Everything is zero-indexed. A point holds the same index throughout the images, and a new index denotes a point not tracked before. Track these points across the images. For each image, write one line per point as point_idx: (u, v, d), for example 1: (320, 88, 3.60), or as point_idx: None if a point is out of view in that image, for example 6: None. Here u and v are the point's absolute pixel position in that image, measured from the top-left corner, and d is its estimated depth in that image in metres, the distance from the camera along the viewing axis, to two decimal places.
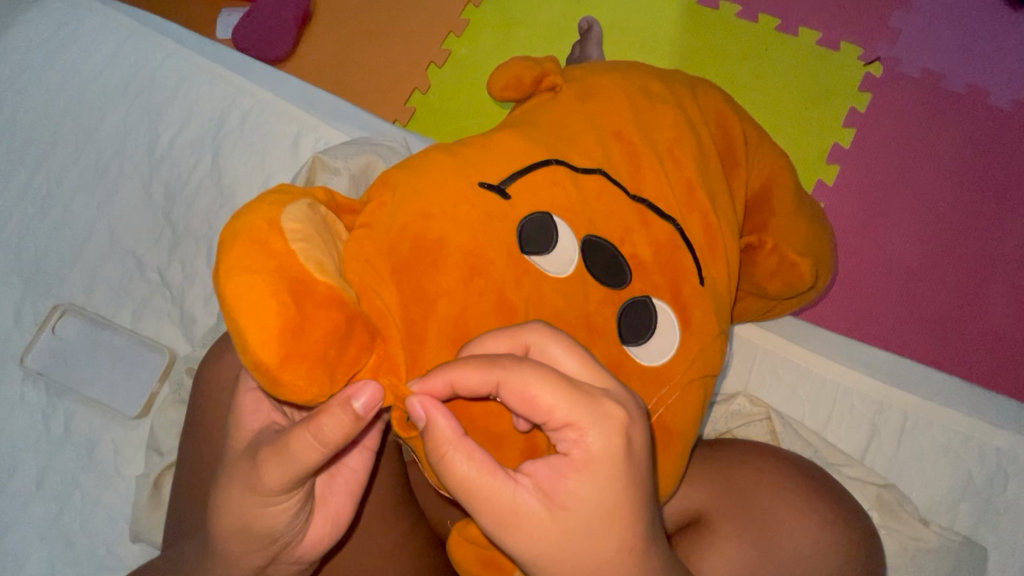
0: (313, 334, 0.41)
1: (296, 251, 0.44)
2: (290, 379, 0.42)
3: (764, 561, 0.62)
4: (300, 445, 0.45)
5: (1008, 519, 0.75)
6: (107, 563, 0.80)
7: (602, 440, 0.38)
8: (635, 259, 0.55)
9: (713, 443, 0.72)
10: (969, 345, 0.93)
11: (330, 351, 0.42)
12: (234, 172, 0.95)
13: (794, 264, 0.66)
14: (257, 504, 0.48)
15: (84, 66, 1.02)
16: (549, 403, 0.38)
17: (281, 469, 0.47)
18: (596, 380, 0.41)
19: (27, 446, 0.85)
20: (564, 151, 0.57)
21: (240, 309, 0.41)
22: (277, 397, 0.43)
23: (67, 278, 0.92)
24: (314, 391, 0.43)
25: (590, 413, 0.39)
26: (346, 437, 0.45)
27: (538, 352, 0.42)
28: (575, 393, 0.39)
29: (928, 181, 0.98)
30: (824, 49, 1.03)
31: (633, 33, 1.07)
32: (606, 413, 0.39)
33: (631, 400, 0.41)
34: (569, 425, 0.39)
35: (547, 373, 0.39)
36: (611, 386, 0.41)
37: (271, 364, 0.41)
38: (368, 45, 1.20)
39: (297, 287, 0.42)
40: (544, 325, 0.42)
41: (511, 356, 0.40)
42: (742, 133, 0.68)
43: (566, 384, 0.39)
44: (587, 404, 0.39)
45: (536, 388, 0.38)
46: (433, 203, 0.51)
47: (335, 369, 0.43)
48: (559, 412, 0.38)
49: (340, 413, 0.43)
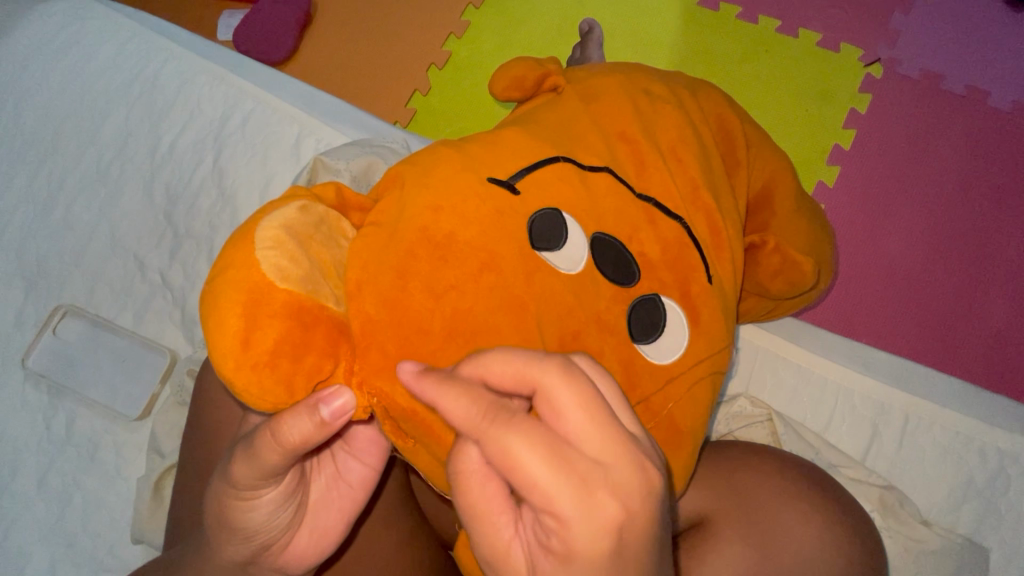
0: (264, 344, 0.44)
1: (259, 259, 0.45)
2: (244, 385, 0.44)
3: (764, 565, 0.62)
4: (262, 444, 0.46)
5: (1009, 520, 0.75)
6: (108, 564, 0.80)
7: (585, 539, 0.30)
8: (643, 257, 0.55)
9: (714, 447, 0.72)
10: (970, 346, 0.93)
11: (283, 359, 0.44)
12: (234, 173, 0.95)
13: (797, 263, 0.66)
14: (228, 496, 0.49)
15: (86, 67, 1.02)
16: (527, 479, 0.30)
17: (247, 464, 0.47)
18: (604, 455, 0.31)
19: (29, 448, 0.85)
20: (570, 149, 0.57)
21: (211, 319, 0.44)
22: (245, 401, 0.46)
23: (70, 279, 0.92)
24: (270, 398, 0.45)
25: (576, 504, 0.29)
26: (303, 441, 0.45)
27: (545, 400, 0.31)
28: (562, 474, 0.30)
29: (928, 182, 0.98)
30: (824, 50, 1.04)
31: (634, 34, 1.08)
32: (597, 507, 0.30)
33: (642, 487, 0.31)
34: (548, 511, 0.30)
35: (535, 439, 0.30)
36: (622, 464, 0.31)
37: (226, 371, 0.44)
38: (369, 46, 1.20)
39: (260, 296, 0.44)
40: (564, 360, 0.32)
41: (503, 410, 0.31)
42: (743, 133, 0.68)
43: (555, 457, 0.30)
44: (576, 489, 0.30)
45: (515, 456, 0.30)
46: (442, 199, 0.51)
47: (292, 377, 0.45)
48: (536, 494, 0.30)
49: (302, 412, 0.44)
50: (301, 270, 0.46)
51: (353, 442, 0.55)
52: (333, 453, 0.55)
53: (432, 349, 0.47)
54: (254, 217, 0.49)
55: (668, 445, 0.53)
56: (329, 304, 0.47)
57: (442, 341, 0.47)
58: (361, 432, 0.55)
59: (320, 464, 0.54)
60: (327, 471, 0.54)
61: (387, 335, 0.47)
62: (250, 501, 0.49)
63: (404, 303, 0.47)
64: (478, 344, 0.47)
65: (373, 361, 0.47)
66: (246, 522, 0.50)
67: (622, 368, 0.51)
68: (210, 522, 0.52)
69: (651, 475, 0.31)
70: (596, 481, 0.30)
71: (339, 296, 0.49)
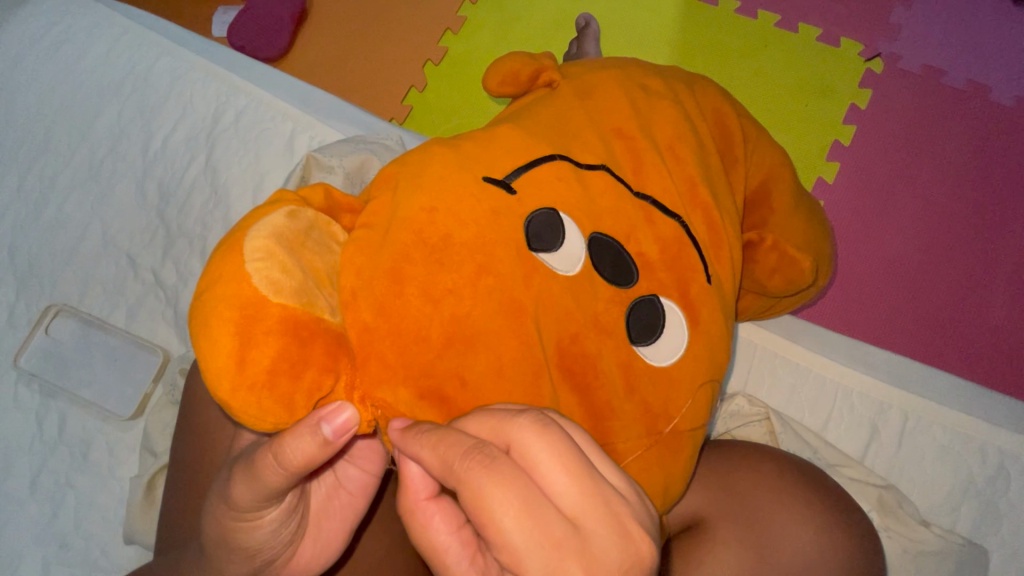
0: (260, 363, 0.43)
1: (252, 275, 0.44)
2: (241, 406, 0.44)
3: (762, 564, 0.61)
4: (263, 464, 0.44)
5: (1009, 519, 0.75)
6: (101, 564, 0.80)
7: None
8: (641, 258, 0.54)
9: (715, 445, 0.71)
10: (970, 343, 0.92)
11: (282, 378, 0.43)
12: (228, 171, 0.94)
13: (795, 260, 0.65)
14: (229, 516, 0.48)
15: (78, 63, 1.00)
16: (502, 530, 0.31)
17: (248, 486, 0.46)
18: (584, 519, 0.31)
19: (20, 448, 0.84)
20: (567, 146, 0.56)
21: (203, 339, 0.43)
22: (245, 422, 0.45)
23: (62, 278, 0.91)
24: (270, 418, 0.44)
25: (541, 564, 0.30)
26: (306, 462, 0.43)
27: (518, 456, 0.33)
28: (530, 528, 0.31)
29: (928, 178, 0.97)
30: (824, 45, 1.02)
31: (632, 30, 1.07)
32: (561, 569, 0.30)
33: (619, 555, 0.31)
34: (516, 564, 0.31)
35: (511, 493, 0.31)
36: (601, 535, 0.31)
37: (222, 393, 0.43)
38: (364, 41, 1.19)
39: (253, 310, 0.43)
40: (535, 414, 0.34)
41: (483, 452, 0.33)
42: (741, 129, 0.68)
43: (525, 510, 0.31)
44: (543, 546, 0.31)
45: (494, 507, 0.31)
46: (436, 199, 0.50)
47: (292, 395, 0.44)
48: (507, 548, 0.31)
49: (303, 432, 0.42)
50: (294, 281, 0.45)
51: (352, 452, 0.54)
52: (334, 464, 0.54)
53: (430, 353, 0.46)
54: (241, 228, 0.47)
55: (668, 448, 0.52)
56: (324, 315, 0.46)
57: (440, 347, 0.46)
58: (362, 442, 0.54)
59: (321, 476, 0.53)
60: (327, 480, 0.54)
61: (384, 342, 0.46)
62: (253, 521, 0.48)
63: (399, 307, 0.46)
64: (476, 349, 0.47)
65: (372, 370, 0.46)
66: (248, 542, 0.49)
67: (621, 371, 0.51)
68: (211, 542, 0.51)
69: (633, 540, 0.32)
70: (567, 542, 0.31)
71: (334, 304, 0.48)
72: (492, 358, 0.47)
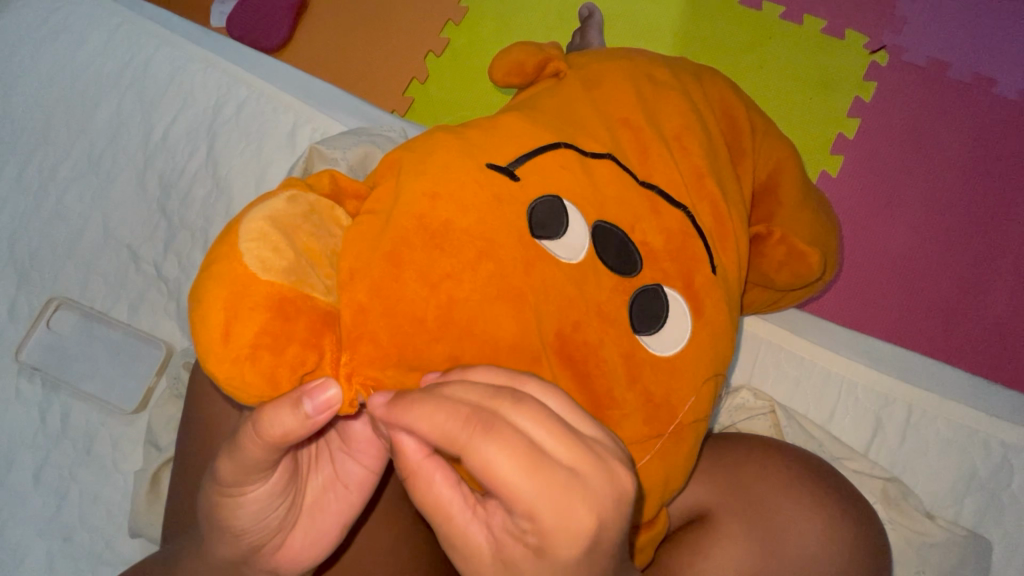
0: (244, 337, 0.43)
1: (243, 253, 0.44)
2: (224, 376, 0.43)
3: (768, 561, 0.61)
4: (245, 435, 0.44)
5: (1012, 512, 0.75)
6: (106, 558, 0.79)
7: (561, 535, 0.32)
8: (645, 248, 0.53)
9: (721, 439, 0.71)
10: (972, 337, 0.93)
11: (264, 352, 0.43)
12: (229, 163, 0.93)
13: (803, 254, 0.65)
14: (218, 492, 0.49)
15: (76, 54, 1.00)
16: (514, 486, 0.32)
17: (232, 459, 0.46)
18: (580, 465, 0.33)
19: (23, 442, 0.83)
20: (572, 135, 0.56)
21: (197, 316, 0.44)
22: (232, 395, 0.45)
23: (63, 270, 0.90)
24: (253, 391, 0.44)
25: (554, 511, 0.32)
26: (284, 434, 0.43)
27: (514, 416, 0.33)
28: (540, 480, 0.32)
29: (932, 171, 0.97)
30: (829, 37, 1.02)
31: (635, 22, 1.06)
32: (571, 513, 0.32)
33: (612, 491, 0.33)
34: (529, 516, 0.32)
35: (518, 451, 0.32)
36: (596, 477, 0.33)
37: (209, 365, 0.43)
38: (366, 33, 1.18)
39: (243, 287, 0.43)
40: None
41: (482, 418, 0.33)
42: (748, 121, 0.67)
43: (535, 467, 0.32)
44: (555, 498, 0.32)
45: (505, 468, 0.32)
46: (440, 185, 0.50)
47: (275, 369, 0.44)
48: (522, 502, 0.32)
49: (284, 405, 0.42)
50: (285, 260, 0.45)
51: (350, 443, 0.54)
52: (332, 453, 0.54)
53: (432, 341, 0.46)
54: (241, 213, 0.47)
55: (672, 441, 0.52)
56: (316, 294, 0.46)
57: (443, 339, 0.46)
58: (359, 433, 0.53)
59: (319, 463, 0.53)
60: (325, 471, 0.53)
61: (381, 324, 0.46)
62: (237, 497, 0.48)
63: (398, 290, 0.46)
64: (479, 340, 0.47)
65: (364, 352, 0.45)
66: (233, 520, 0.49)
67: (623, 361, 0.50)
68: (204, 518, 0.52)
69: (619, 476, 0.34)
70: (575, 488, 0.32)
71: (330, 285, 0.48)
72: (494, 349, 0.47)
